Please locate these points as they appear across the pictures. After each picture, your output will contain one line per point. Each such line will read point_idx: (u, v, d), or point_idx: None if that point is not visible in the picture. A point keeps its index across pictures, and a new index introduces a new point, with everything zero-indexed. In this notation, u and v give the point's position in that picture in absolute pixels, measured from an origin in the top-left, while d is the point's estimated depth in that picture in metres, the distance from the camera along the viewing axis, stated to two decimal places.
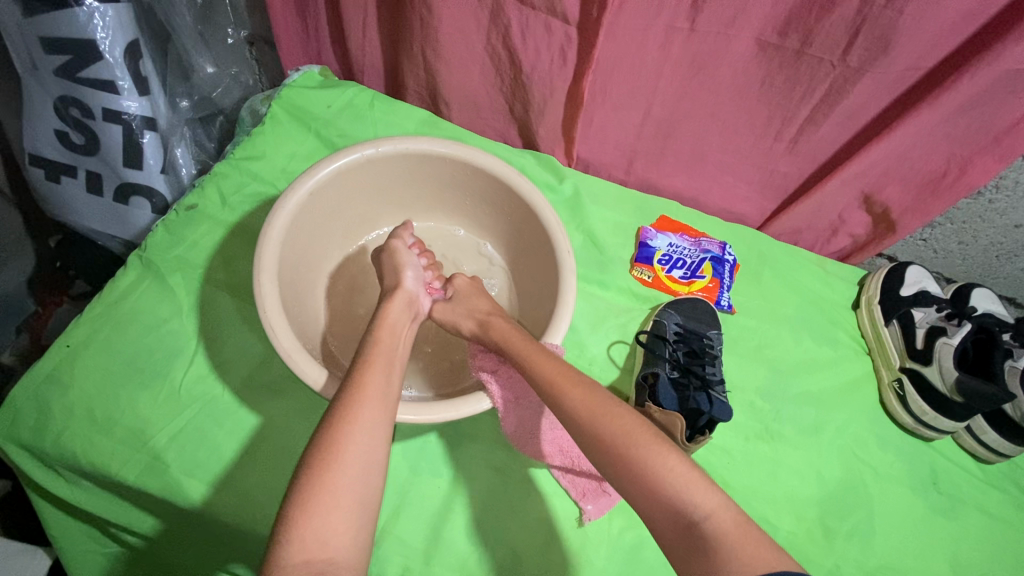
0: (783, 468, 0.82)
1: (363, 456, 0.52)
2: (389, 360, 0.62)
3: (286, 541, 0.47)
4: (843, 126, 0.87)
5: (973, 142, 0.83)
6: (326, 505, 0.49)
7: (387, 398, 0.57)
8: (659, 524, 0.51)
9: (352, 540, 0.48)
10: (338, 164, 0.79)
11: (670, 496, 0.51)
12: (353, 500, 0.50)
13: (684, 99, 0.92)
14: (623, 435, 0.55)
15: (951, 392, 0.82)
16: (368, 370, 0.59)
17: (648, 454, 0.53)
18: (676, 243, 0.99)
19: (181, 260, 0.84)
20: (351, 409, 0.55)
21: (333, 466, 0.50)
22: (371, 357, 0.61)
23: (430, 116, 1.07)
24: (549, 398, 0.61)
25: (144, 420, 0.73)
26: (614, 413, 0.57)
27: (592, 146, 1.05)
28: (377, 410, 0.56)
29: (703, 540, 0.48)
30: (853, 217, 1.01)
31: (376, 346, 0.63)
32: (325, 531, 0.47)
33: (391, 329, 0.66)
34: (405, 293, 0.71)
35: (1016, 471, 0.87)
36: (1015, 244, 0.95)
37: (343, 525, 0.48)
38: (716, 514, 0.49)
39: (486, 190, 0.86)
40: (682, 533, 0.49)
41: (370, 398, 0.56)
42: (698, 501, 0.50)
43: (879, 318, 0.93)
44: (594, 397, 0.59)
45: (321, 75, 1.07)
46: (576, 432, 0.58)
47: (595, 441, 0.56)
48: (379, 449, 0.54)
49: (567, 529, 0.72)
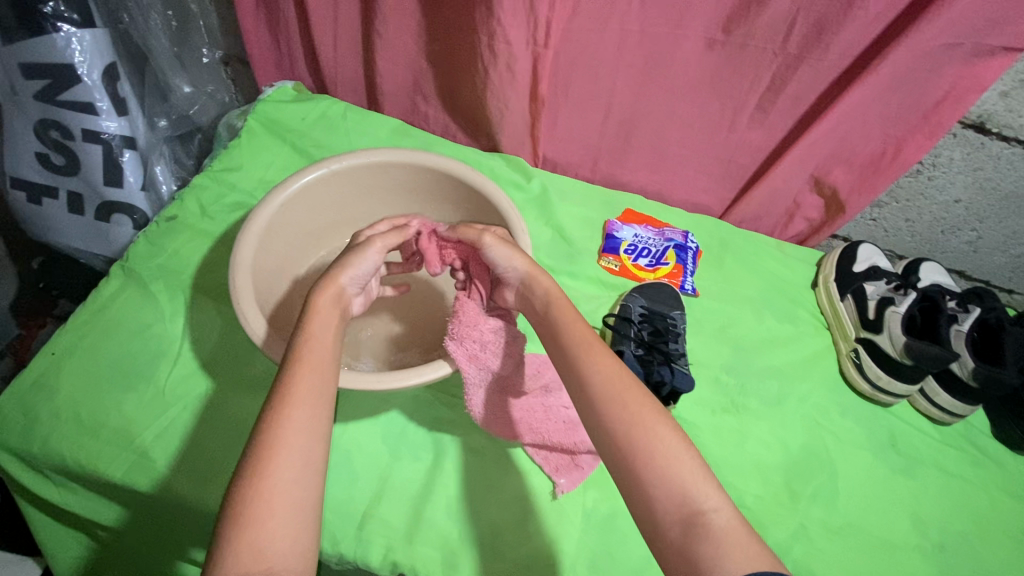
0: (749, 438, 0.86)
1: (296, 462, 0.51)
2: (320, 360, 0.59)
3: (225, 550, 0.46)
4: (788, 114, 0.94)
5: (906, 121, 0.90)
6: (262, 513, 0.48)
7: (320, 395, 0.56)
8: (659, 510, 0.50)
9: (293, 545, 0.48)
10: (309, 175, 0.83)
11: (676, 485, 0.50)
12: (288, 508, 0.49)
13: (641, 97, 0.98)
14: (636, 416, 0.54)
15: (901, 355, 0.87)
16: (299, 366, 0.57)
17: (665, 443, 0.53)
18: (640, 234, 1.04)
19: (162, 268, 0.88)
20: (280, 415, 0.53)
21: (263, 476, 0.50)
22: (302, 354, 0.59)
23: (401, 125, 1.12)
24: (569, 372, 0.59)
25: (130, 420, 0.75)
26: (633, 394, 0.56)
27: (558, 146, 1.11)
28: (308, 410, 0.55)
29: (705, 529, 0.48)
30: (807, 200, 1.07)
31: (307, 339, 0.60)
32: (262, 540, 0.47)
33: (324, 322, 0.62)
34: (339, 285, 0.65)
35: (969, 431, 0.92)
36: (957, 218, 1.02)
37: (282, 531, 0.48)
38: (722, 509, 0.50)
39: (451, 191, 0.90)
40: (680, 522, 0.49)
41: (301, 400, 0.55)
42: (707, 493, 0.50)
43: (834, 293, 0.99)
44: (619, 377, 0.58)
45: (295, 90, 1.12)
46: (591, 407, 0.56)
47: (601, 418, 0.55)
48: (314, 451, 0.53)
49: (543, 504, 0.75)
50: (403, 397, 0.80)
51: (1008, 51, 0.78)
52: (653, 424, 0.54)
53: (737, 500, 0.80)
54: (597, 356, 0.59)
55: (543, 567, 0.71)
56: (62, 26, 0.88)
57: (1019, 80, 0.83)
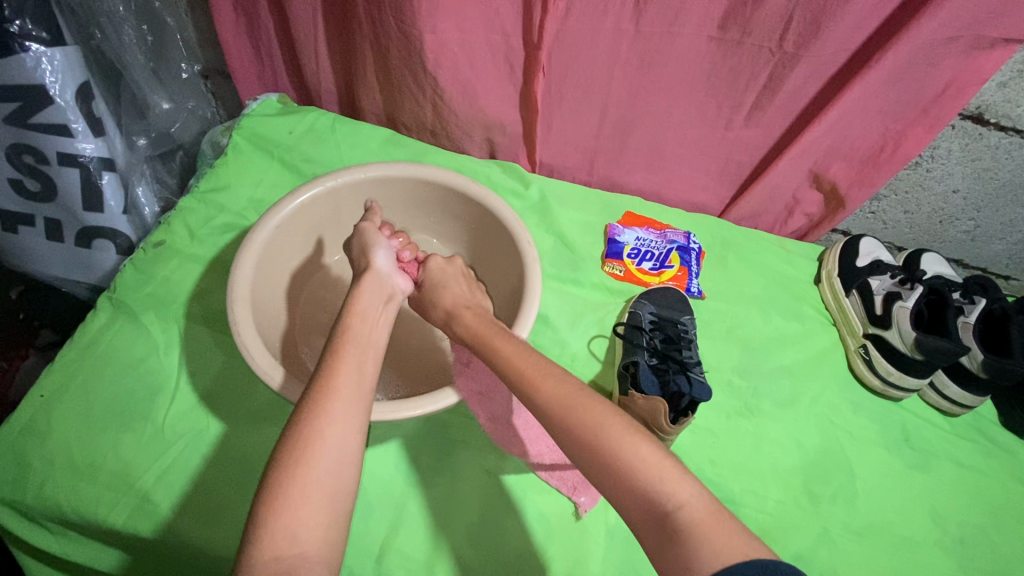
0: (765, 441, 0.85)
1: (336, 447, 0.51)
2: (363, 346, 0.60)
3: (259, 536, 0.46)
4: (786, 112, 0.93)
5: (904, 116, 0.90)
6: (296, 499, 0.47)
7: (360, 387, 0.56)
8: (632, 517, 0.50)
9: (324, 536, 0.47)
10: (304, 194, 0.80)
11: (642, 487, 0.50)
12: (324, 492, 0.49)
13: (637, 98, 0.96)
14: (594, 423, 0.54)
15: (911, 350, 0.87)
16: (339, 359, 0.57)
17: (622, 448, 0.52)
18: (643, 237, 1.03)
19: (153, 297, 0.84)
20: (322, 401, 0.53)
21: (302, 460, 0.49)
22: (342, 345, 0.59)
23: (392, 134, 1.09)
24: (524, 392, 0.60)
25: (128, 462, 0.72)
26: (586, 402, 0.56)
27: (554, 151, 1.09)
28: (348, 403, 0.54)
29: (675, 533, 0.47)
30: (806, 196, 1.07)
31: (347, 334, 0.61)
32: (296, 527, 0.46)
33: (364, 312, 0.64)
34: (375, 273, 0.70)
35: (979, 422, 0.93)
36: (955, 209, 1.03)
37: (316, 517, 0.47)
38: (689, 505, 0.48)
39: (452, 205, 0.87)
40: (655, 524, 0.48)
41: (344, 384, 0.55)
42: (671, 491, 0.49)
43: (839, 288, 0.98)
44: (568, 389, 0.58)
45: (280, 102, 1.08)
46: (551, 425, 0.57)
47: (562, 427, 0.55)
48: (354, 438, 0.53)
49: (565, 525, 0.74)
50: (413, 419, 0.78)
51: (1009, 43, 0.77)
52: (606, 428, 0.53)
53: (758, 506, 0.79)
54: (545, 376, 0.59)
55: None
56: (31, 45, 0.83)
57: (1017, 71, 0.82)
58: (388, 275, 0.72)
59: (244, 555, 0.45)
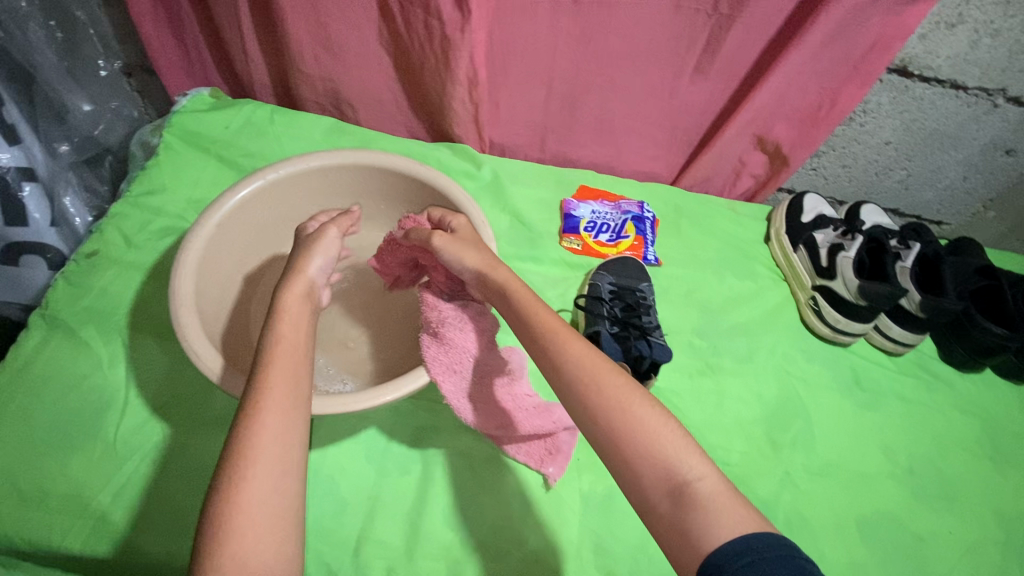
0: (727, 396, 0.88)
1: (274, 466, 0.49)
2: (295, 357, 0.56)
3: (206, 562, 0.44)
4: (727, 76, 0.95)
5: (839, 75, 0.92)
6: (241, 525, 0.45)
7: (297, 399, 0.53)
8: (642, 482, 0.47)
9: (277, 551, 0.46)
10: (244, 189, 0.77)
11: (661, 460, 0.46)
12: (270, 514, 0.47)
13: (582, 70, 0.96)
14: (618, 397, 0.50)
15: (857, 298, 0.90)
16: (269, 373, 0.54)
17: (644, 419, 0.48)
18: (599, 210, 1.04)
19: (92, 310, 0.79)
20: (255, 421, 0.50)
21: (240, 487, 0.47)
22: (271, 357, 0.55)
23: (335, 123, 1.06)
24: (543, 359, 0.54)
25: (80, 483, 0.68)
26: (612, 374, 0.51)
27: (505, 129, 1.08)
28: (282, 417, 0.51)
29: (692, 502, 0.45)
30: (751, 158, 1.10)
31: (276, 340, 0.57)
32: (243, 552, 0.44)
33: (293, 320, 0.59)
34: (301, 286, 0.62)
35: (921, 359, 0.99)
36: (889, 159, 1.07)
37: (264, 539, 0.46)
38: (707, 476, 0.46)
39: (401, 189, 0.86)
40: (669, 494, 0.45)
41: (275, 400, 0.52)
42: (691, 463, 0.47)
43: (787, 245, 1.02)
44: (583, 350, 0.53)
45: (213, 96, 1.03)
46: (563, 396, 0.53)
47: (582, 396, 0.51)
48: (295, 452, 0.50)
49: (541, 497, 0.75)
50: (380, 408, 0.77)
51: None
52: (620, 395, 0.50)
53: (724, 459, 0.82)
54: (569, 342, 0.54)
55: (550, 560, 0.71)
56: None
57: (936, 23, 0.86)
58: (320, 280, 0.64)
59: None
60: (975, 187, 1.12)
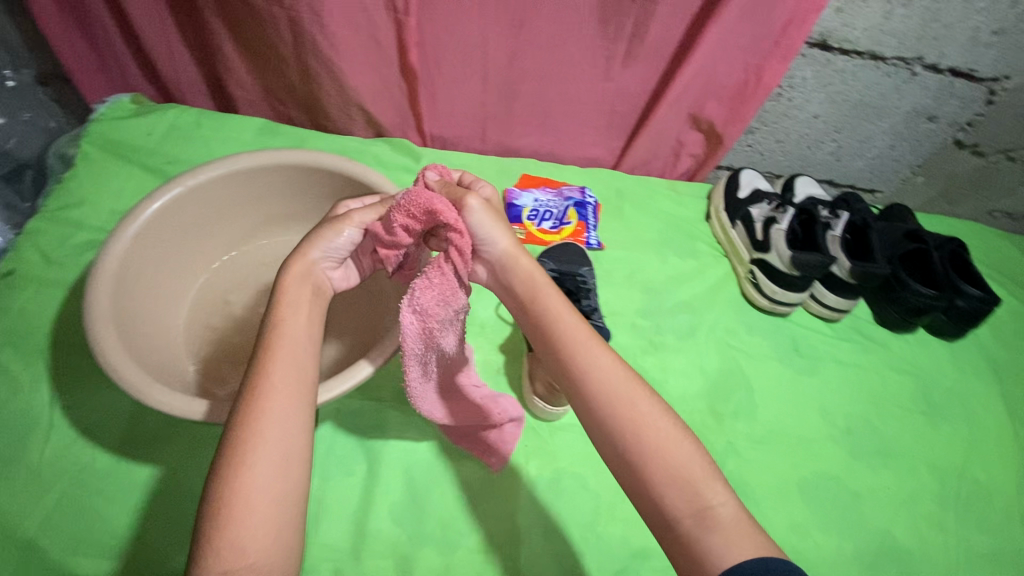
0: (671, 373, 0.90)
1: (275, 454, 0.50)
2: (296, 346, 0.56)
3: (206, 555, 0.46)
4: (656, 57, 0.96)
5: (761, 51, 0.94)
6: (241, 512, 0.47)
7: (297, 388, 0.54)
8: (667, 503, 0.49)
9: (277, 541, 0.48)
10: (162, 198, 0.74)
11: (685, 483, 0.49)
12: (273, 502, 0.49)
13: (512, 58, 0.96)
14: (648, 421, 0.52)
15: (790, 268, 0.93)
16: (270, 360, 0.54)
17: (669, 443, 0.51)
18: (540, 198, 1.04)
19: (9, 332, 0.76)
20: (256, 406, 0.51)
21: (243, 475, 0.48)
22: (273, 344, 0.55)
23: (266, 123, 1.03)
24: (570, 375, 0.55)
25: (4, 512, 0.66)
26: (643, 399, 0.53)
27: (442, 122, 1.07)
28: (283, 405, 0.52)
29: (713, 526, 0.48)
30: (688, 137, 1.11)
31: (278, 331, 0.56)
32: (242, 537, 0.46)
33: (292, 307, 0.58)
34: (301, 270, 0.60)
35: (857, 323, 1.02)
36: (819, 132, 1.10)
37: (263, 528, 0.48)
38: (728, 501, 0.49)
39: (330, 188, 0.84)
40: (692, 516, 0.48)
41: (276, 386, 0.53)
42: (713, 489, 0.49)
43: (726, 221, 1.04)
44: (620, 374, 0.54)
45: (134, 102, 1.00)
46: (591, 414, 0.54)
47: (611, 416, 0.52)
48: (294, 441, 0.52)
49: (489, 486, 0.75)
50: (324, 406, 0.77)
51: None
52: (657, 425, 0.52)
53: None
54: (600, 359, 0.55)
55: (499, 547, 0.71)
56: None
57: None
58: (326, 264, 0.62)
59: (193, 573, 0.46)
60: (902, 155, 1.16)
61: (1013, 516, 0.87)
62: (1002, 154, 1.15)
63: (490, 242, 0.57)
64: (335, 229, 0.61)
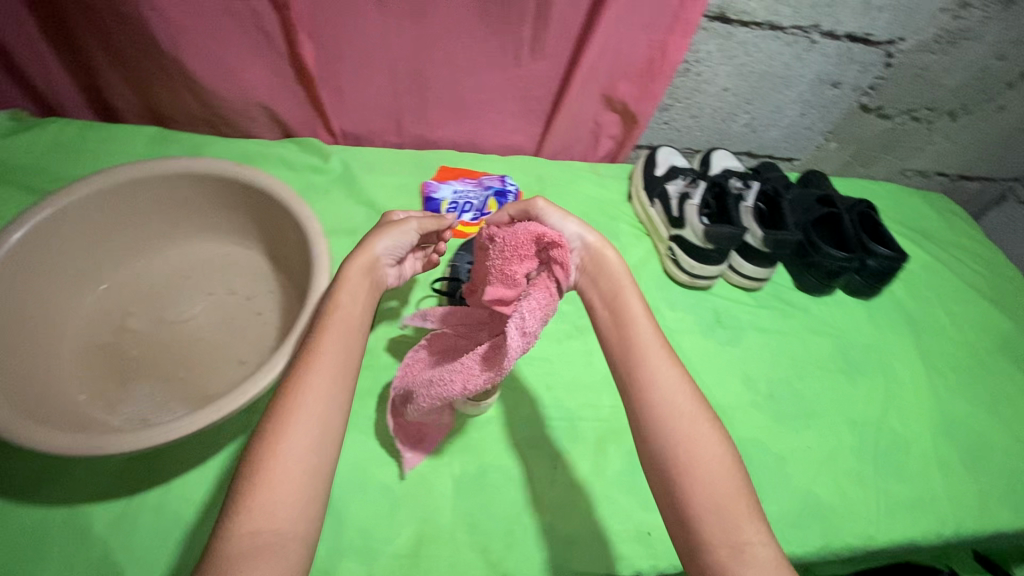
0: (595, 355, 0.90)
1: (313, 426, 0.50)
2: (348, 326, 0.58)
3: (234, 512, 0.46)
4: (561, 40, 0.95)
5: (662, 27, 0.94)
6: (274, 482, 0.47)
7: (344, 371, 0.54)
8: (703, 527, 0.51)
9: (303, 518, 0.47)
10: (29, 223, 0.70)
11: (726, 513, 0.51)
12: (306, 477, 0.48)
13: (413, 48, 0.93)
14: (703, 445, 0.53)
15: (704, 242, 0.94)
16: (324, 337, 0.56)
17: (718, 472, 0.53)
18: (460, 189, 1.02)
19: None
20: (302, 377, 0.52)
21: (283, 439, 0.49)
22: (330, 321, 0.58)
23: (161, 132, 0.98)
24: (633, 381, 0.57)
25: None
26: (702, 424, 0.55)
27: (352, 118, 1.04)
28: (331, 381, 0.53)
29: (748, 559, 0.49)
30: (605, 119, 1.11)
31: (334, 309, 0.59)
32: (272, 504, 0.46)
33: (351, 294, 0.60)
34: (368, 258, 0.63)
35: (776, 290, 1.05)
36: (730, 105, 1.12)
37: (290, 499, 0.47)
38: (767, 542, 0.50)
39: (222, 194, 0.81)
40: (727, 545, 0.49)
41: (325, 361, 0.54)
42: (753, 526, 0.51)
43: (645, 200, 1.05)
44: (686, 395, 0.56)
45: (10, 116, 0.93)
46: (645, 425, 0.55)
47: (667, 431, 0.54)
48: (333, 418, 0.52)
49: (410, 488, 0.74)
50: (233, 419, 0.75)
51: None
52: (711, 450, 0.54)
53: (595, 417, 0.84)
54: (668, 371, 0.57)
55: (422, 550, 0.70)
56: None
57: None
58: (385, 261, 0.65)
59: (217, 530, 0.45)
60: (813, 122, 1.18)
61: (929, 463, 0.91)
62: (906, 115, 1.19)
63: (576, 237, 0.61)
64: (399, 227, 0.66)
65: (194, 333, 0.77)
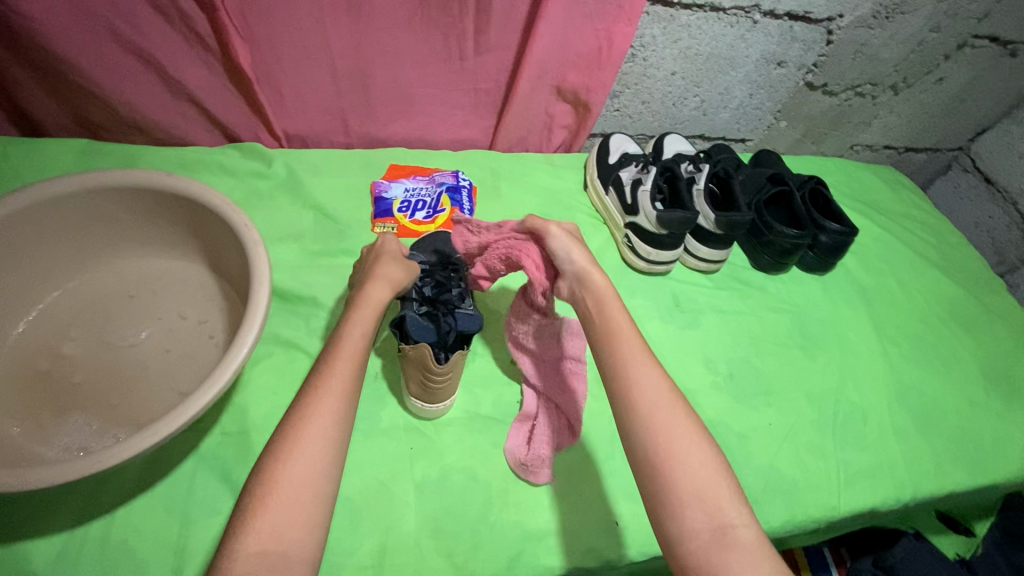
0: None
1: (322, 446, 0.52)
2: (355, 349, 0.60)
3: (241, 531, 0.47)
4: (505, 32, 0.93)
5: (607, 14, 0.93)
6: (282, 499, 0.49)
7: (350, 392, 0.56)
8: (687, 523, 0.51)
9: (309, 537, 0.49)
10: None
11: (707, 502, 0.52)
12: (314, 497, 0.50)
13: (353, 46, 0.89)
14: (685, 439, 0.55)
15: (658, 228, 0.94)
16: (334, 358, 0.58)
17: (702, 463, 0.54)
18: (411, 187, 1.01)
19: None
20: (314, 396, 0.54)
21: (290, 459, 0.51)
22: (342, 341, 0.60)
23: (89, 144, 0.93)
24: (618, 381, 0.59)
25: None
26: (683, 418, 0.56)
27: (295, 121, 1.00)
28: (339, 402, 0.55)
29: (731, 546, 0.50)
30: (556, 109, 1.10)
31: (346, 329, 0.61)
32: (279, 524, 0.48)
33: (364, 316, 0.63)
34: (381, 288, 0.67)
35: (733, 271, 1.06)
36: (680, 89, 1.12)
37: (297, 518, 0.49)
38: (750, 525, 0.51)
39: (156, 206, 0.77)
40: (712, 531, 0.51)
41: (334, 381, 0.56)
42: (735, 512, 0.52)
43: (599, 189, 1.05)
44: (667, 392, 0.58)
45: None
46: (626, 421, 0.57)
47: (647, 426, 0.56)
48: (341, 437, 0.54)
49: (371, 497, 0.72)
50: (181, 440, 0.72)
51: None
52: (695, 445, 0.55)
53: None
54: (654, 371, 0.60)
55: (386, 560, 0.69)
56: None
57: None
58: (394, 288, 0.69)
59: (223, 551, 0.47)
60: (763, 102, 1.20)
61: (886, 431, 0.93)
62: (851, 91, 1.21)
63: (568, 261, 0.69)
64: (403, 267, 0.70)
65: (134, 353, 0.74)
